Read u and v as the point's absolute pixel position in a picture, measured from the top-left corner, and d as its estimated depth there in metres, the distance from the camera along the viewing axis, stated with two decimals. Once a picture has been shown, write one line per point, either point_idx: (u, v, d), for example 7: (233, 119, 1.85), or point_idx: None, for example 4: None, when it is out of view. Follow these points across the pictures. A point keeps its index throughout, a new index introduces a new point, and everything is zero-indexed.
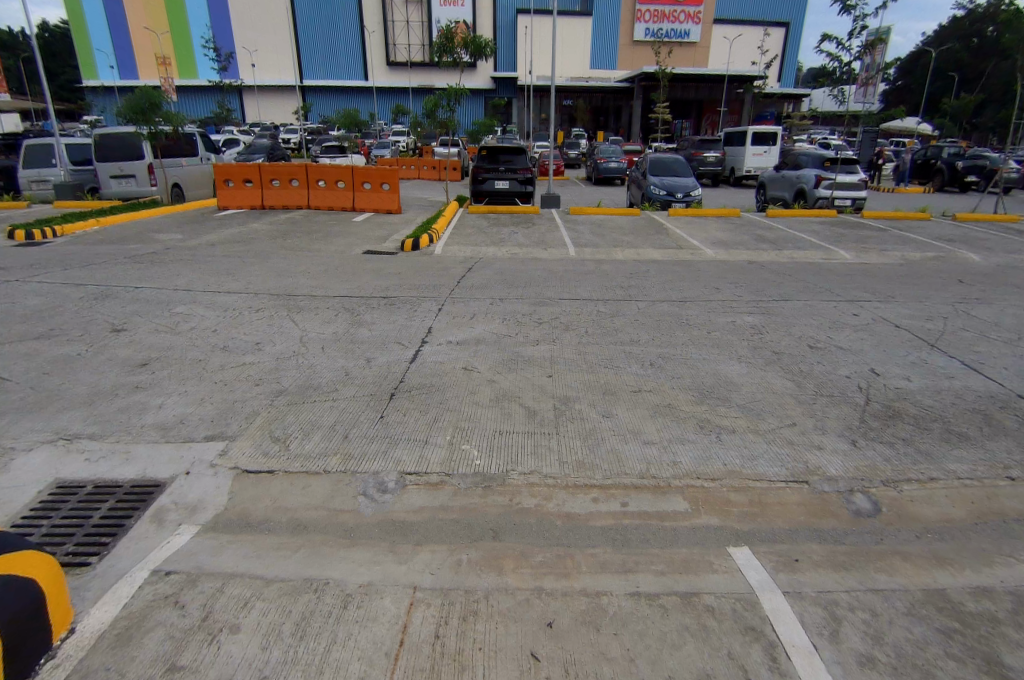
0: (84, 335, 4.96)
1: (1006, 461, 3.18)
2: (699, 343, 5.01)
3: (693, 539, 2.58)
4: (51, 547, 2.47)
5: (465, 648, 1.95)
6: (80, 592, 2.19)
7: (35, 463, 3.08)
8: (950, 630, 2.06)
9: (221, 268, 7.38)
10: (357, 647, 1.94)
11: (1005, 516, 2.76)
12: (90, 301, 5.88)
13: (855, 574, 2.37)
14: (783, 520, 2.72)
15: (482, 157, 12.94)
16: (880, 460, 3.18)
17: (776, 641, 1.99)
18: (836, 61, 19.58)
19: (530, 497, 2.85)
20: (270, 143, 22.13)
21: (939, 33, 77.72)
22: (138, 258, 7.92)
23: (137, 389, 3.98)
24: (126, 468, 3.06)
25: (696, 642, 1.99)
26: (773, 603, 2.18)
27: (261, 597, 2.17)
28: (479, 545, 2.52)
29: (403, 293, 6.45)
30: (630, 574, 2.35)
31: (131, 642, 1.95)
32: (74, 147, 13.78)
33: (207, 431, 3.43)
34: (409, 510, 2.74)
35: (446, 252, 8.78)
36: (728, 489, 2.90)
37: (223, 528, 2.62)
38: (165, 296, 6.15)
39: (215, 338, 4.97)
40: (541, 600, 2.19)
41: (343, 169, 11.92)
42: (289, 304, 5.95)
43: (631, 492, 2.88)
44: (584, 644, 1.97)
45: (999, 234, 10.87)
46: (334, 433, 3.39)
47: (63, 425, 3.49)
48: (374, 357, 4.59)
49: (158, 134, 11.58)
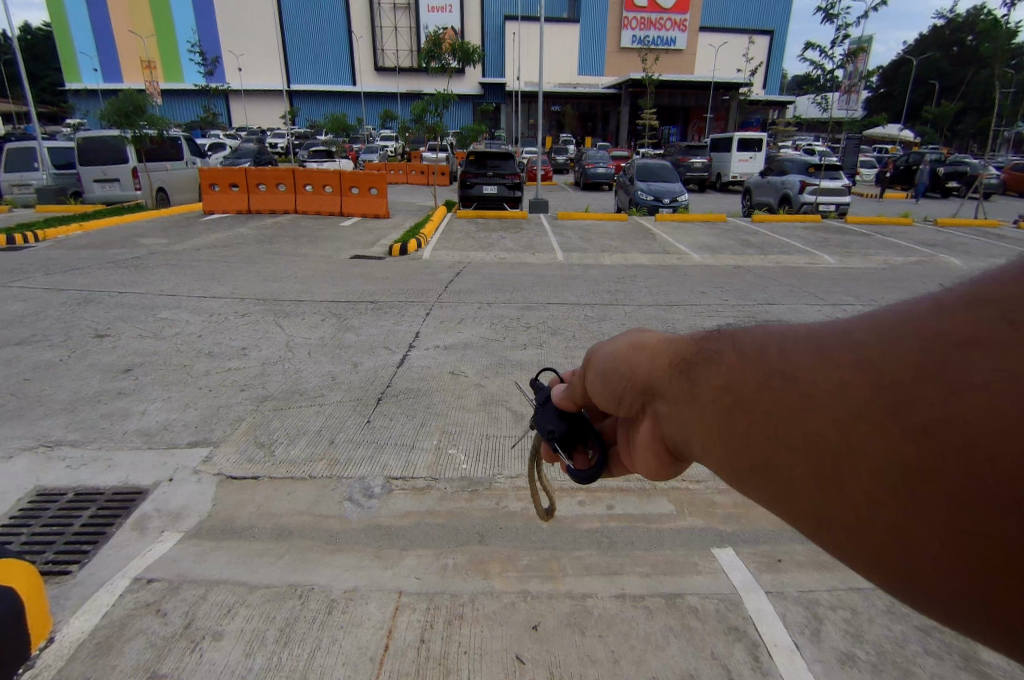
0: (67, 340, 4.91)
1: None
2: None
3: (678, 540, 2.60)
4: (31, 556, 2.45)
5: (450, 651, 1.97)
6: (61, 600, 2.19)
7: (14, 471, 3.04)
8: (928, 627, 2.10)
9: (207, 273, 7.33)
10: (341, 652, 1.95)
11: None
12: (73, 306, 5.81)
13: (836, 574, 2.40)
14: (766, 521, 2.75)
15: (470, 161, 13.07)
16: None
17: (759, 641, 2.02)
18: (819, 68, 19.82)
19: (517, 500, 2.86)
20: (257, 146, 22.02)
21: (920, 43, 79.07)
22: (121, 263, 7.82)
23: (120, 395, 3.94)
24: (108, 475, 3.03)
25: (679, 642, 2.02)
26: (755, 603, 2.21)
27: (245, 604, 2.16)
28: (466, 549, 2.52)
29: (390, 298, 6.44)
30: (615, 576, 2.37)
31: (111, 652, 1.94)
32: (58, 151, 13.64)
33: (192, 437, 3.40)
34: (395, 515, 2.74)
35: (435, 257, 8.77)
36: (712, 491, 2.94)
37: (206, 535, 2.60)
38: (149, 301, 6.09)
39: (200, 344, 4.92)
40: (528, 603, 2.20)
41: (332, 174, 11.91)
42: (275, 309, 5.92)
43: (617, 494, 2.92)
44: (568, 646, 1.99)
45: (980, 240, 11.06)
46: (319, 438, 3.38)
47: (44, 431, 3.45)
48: (361, 362, 4.58)
49: (142, 138, 11.51)
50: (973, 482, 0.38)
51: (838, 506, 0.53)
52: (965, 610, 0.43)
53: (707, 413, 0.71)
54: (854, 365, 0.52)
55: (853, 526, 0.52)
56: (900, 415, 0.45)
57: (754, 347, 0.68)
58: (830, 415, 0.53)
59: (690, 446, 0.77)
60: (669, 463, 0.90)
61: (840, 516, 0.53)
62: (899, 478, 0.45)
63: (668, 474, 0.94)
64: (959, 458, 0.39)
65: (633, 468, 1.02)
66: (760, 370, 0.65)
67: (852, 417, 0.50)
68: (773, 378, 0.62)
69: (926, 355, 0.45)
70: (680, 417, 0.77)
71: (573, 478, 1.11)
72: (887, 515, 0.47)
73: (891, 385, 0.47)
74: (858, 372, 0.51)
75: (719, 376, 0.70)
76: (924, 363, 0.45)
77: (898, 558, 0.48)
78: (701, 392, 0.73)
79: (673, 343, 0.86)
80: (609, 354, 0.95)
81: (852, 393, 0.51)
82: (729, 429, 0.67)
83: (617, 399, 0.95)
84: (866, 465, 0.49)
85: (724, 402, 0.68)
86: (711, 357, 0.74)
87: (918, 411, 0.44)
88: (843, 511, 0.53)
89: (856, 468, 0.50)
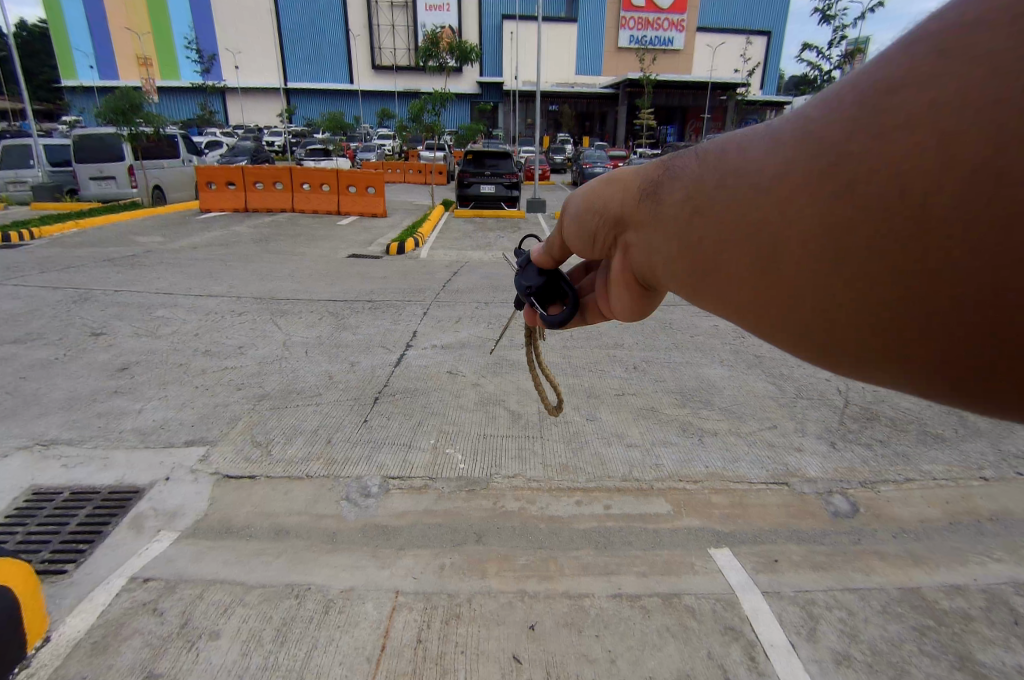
0: (63, 338, 4.89)
1: (981, 462, 3.25)
2: (682, 346, 5.08)
3: (675, 541, 2.60)
4: (27, 554, 2.44)
5: (447, 651, 1.97)
6: (57, 599, 2.18)
7: (10, 470, 3.02)
8: (924, 628, 2.11)
9: (203, 271, 7.30)
10: (338, 651, 1.96)
11: (979, 516, 2.82)
12: (69, 304, 5.79)
13: (833, 574, 2.40)
14: (763, 521, 2.76)
15: (468, 161, 13.11)
16: (858, 462, 3.25)
17: (755, 641, 2.03)
18: (817, 69, 19.84)
19: (514, 500, 2.86)
20: (254, 144, 21.97)
21: None
22: (117, 261, 7.79)
23: (117, 394, 3.92)
24: (104, 474, 3.01)
25: (677, 642, 2.03)
26: (752, 602, 2.22)
27: (242, 603, 2.16)
28: (463, 549, 2.52)
29: (387, 297, 6.43)
30: (612, 576, 2.37)
31: (109, 651, 1.94)
32: (54, 148, 13.60)
33: (188, 436, 3.39)
34: (392, 515, 2.73)
35: (433, 256, 8.77)
36: (709, 491, 2.95)
37: (203, 534, 2.59)
38: (146, 299, 6.07)
39: (197, 342, 4.90)
40: (525, 602, 2.21)
41: (329, 172, 11.89)
42: (272, 308, 5.90)
43: (614, 493, 2.92)
44: (566, 645, 2.00)
45: None
46: (316, 438, 3.37)
47: (40, 430, 3.43)
48: (358, 361, 4.57)
49: (138, 135, 11.48)
50: (900, 210, 0.49)
51: (774, 282, 0.64)
52: (868, 333, 0.56)
53: (670, 227, 0.79)
54: (802, 154, 0.60)
55: (787, 292, 0.63)
56: (839, 172, 0.55)
57: (710, 156, 0.76)
58: (776, 200, 0.62)
59: (650, 266, 0.86)
60: (638, 295, 1.01)
61: (779, 288, 0.63)
62: (839, 238, 0.55)
63: (633, 310, 1.06)
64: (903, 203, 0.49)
65: (609, 312, 1.15)
66: (716, 174, 0.73)
67: (796, 187, 0.60)
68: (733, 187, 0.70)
69: (858, 115, 0.55)
70: (646, 240, 0.85)
71: (548, 324, 1.27)
72: (820, 266, 0.58)
73: (830, 149, 0.57)
74: (805, 155, 0.60)
75: (683, 191, 0.78)
76: (858, 120, 0.54)
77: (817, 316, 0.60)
78: (665, 210, 0.81)
79: (638, 175, 0.94)
80: (583, 199, 1.02)
81: (797, 172, 0.60)
82: (688, 236, 0.76)
83: (591, 240, 1.03)
84: (806, 227, 0.59)
85: (685, 211, 0.77)
86: (675, 176, 0.82)
87: (854, 161, 0.53)
88: (779, 285, 0.64)
89: (795, 235, 0.60)
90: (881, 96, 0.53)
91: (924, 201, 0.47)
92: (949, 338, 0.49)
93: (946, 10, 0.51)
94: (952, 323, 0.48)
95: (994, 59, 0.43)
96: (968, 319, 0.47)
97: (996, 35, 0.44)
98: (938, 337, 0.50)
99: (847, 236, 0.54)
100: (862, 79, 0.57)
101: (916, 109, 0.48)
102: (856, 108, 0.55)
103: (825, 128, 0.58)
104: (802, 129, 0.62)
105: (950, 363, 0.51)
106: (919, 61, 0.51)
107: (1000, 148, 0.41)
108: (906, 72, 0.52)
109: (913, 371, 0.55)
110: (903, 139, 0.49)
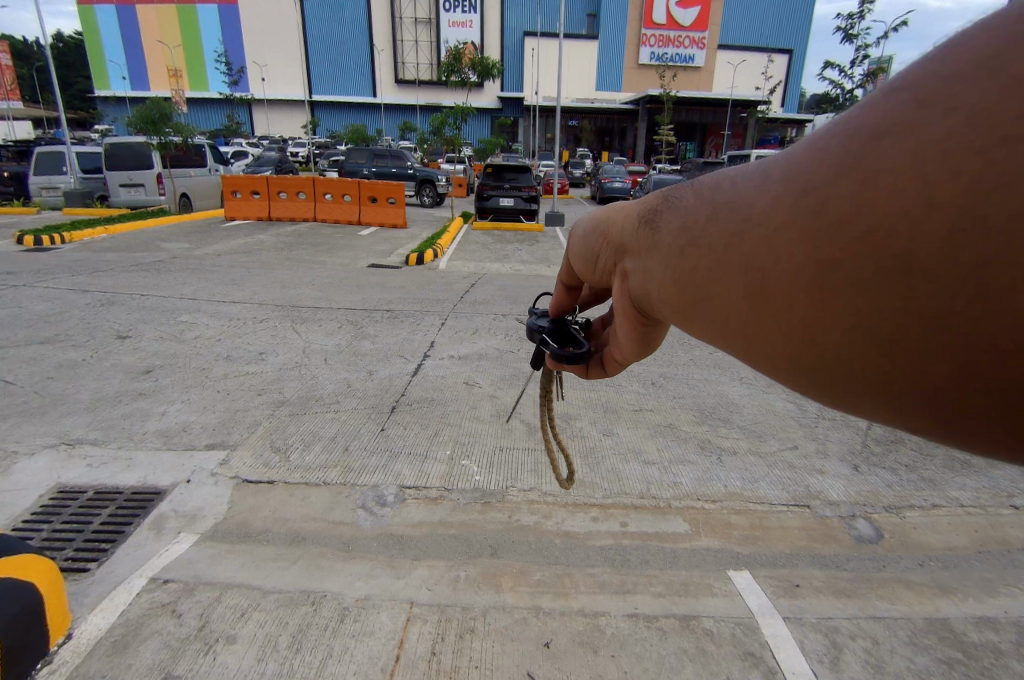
0: (91, 340, 5.01)
1: (1009, 490, 3.14)
2: (700, 363, 5.02)
3: (693, 561, 2.55)
4: (51, 552, 2.49)
5: (461, 665, 1.95)
6: (79, 598, 2.21)
7: (37, 467, 3.10)
8: (952, 661, 2.03)
9: (227, 277, 7.45)
10: (353, 661, 1.95)
11: (1008, 545, 2.71)
12: (98, 307, 5.93)
13: (856, 601, 2.33)
14: (784, 544, 2.69)
15: (487, 175, 13.28)
16: (882, 486, 3.17)
17: (775, 668, 1.98)
18: (839, 88, 19.72)
19: (530, 514, 2.84)
20: (278, 155, 22.46)
21: None
22: (143, 265, 7.98)
23: (141, 396, 4.00)
24: (127, 476, 3.06)
25: (694, 665, 1.98)
26: (772, 628, 2.16)
27: (259, 608, 2.17)
28: (477, 562, 2.50)
29: (406, 306, 6.50)
30: (629, 595, 2.33)
31: (128, 650, 1.96)
32: (85, 156, 14.07)
33: (209, 439, 3.44)
34: (408, 524, 2.73)
35: (451, 267, 8.86)
36: (728, 512, 2.89)
37: (221, 538, 2.60)
38: (170, 303, 6.19)
39: (219, 347, 4.98)
40: (540, 618, 2.18)
41: (351, 183, 12.11)
42: (293, 315, 5.98)
43: (631, 511, 2.88)
44: (581, 665, 1.96)
45: None
46: (334, 445, 3.39)
47: (66, 430, 3.50)
48: (376, 370, 4.60)
49: (167, 144, 11.81)
50: (879, 248, 0.48)
51: (765, 315, 0.63)
52: (861, 374, 0.53)
53: (667, 258, 0.80)
54: (793, 190, 0.60)
55: (773, 327, 0.62)
56: (820, 213, 0.55)
57: (708, 189, 0.78)
58: (769, 234, 0.62)
59: (649, 293, 0.87)
60: (638, 328, 1.00)
61: (767, 324, 0.63)
62: (829, 273, 0.54)
63: (637, 342, 1.04)
64: (891, 237, 0.47)
65: (621, 355, 1.12)
66: (713, 207, 0.74)
67: (782, 224, 0.60)
68: (724, 218, 0.70)
69: (847, 155, 0.54)
70: (645, 269, 0.86)
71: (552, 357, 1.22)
72: (802, 304, 0.57)
73: (815, 188, 0.57)
74: (795, 193, 0.60)
75: (683, 225, 0.79)
76: (842, 162, 0.55)
77: (811, 352, 0.58)
78: (665, 242, 0.82)
79: (645, 204, 0.96)
80: (593, 229, 1.05)
81: (786, 208, 0.60)
82: (684, 267, 0.76)
83: (594, 260, 1.05)
84: (791, 264, 0.59)
85: (682, 243, 0.78)
86: (676, 208, 0.83)
87: (836, 201, 0.53)
88: (766, 319, 0.63)
89: (782, 267, 0.60)
90: (867, 138, 0.53)
91: (899, 241, 0.46)
92: (938, 379, 0.46)
93: (936, 56, 0.51)
94: (934, 359, 0.45)
95: (968, 104, 0.43)
96: (951, 361, 0.44)
97: (978, 79, 0.44)
98: (925, 375, 0.47)
99: (826, 276, 0.54)
100: (852, 123, 0.57)
101: (897, 151, 0.48)
102: (841, 147, 0.55)
103: (811, 170, 0.59)
104: (792, 166, 0.62)
105: (945, 404, 0.48)
106: (902, 104, 0.51)
107: (971, 190, 0.40)
108: (888, 117, 0.52)
109: (908, 415, 0.52)
110: (879, 181, 0.49)
